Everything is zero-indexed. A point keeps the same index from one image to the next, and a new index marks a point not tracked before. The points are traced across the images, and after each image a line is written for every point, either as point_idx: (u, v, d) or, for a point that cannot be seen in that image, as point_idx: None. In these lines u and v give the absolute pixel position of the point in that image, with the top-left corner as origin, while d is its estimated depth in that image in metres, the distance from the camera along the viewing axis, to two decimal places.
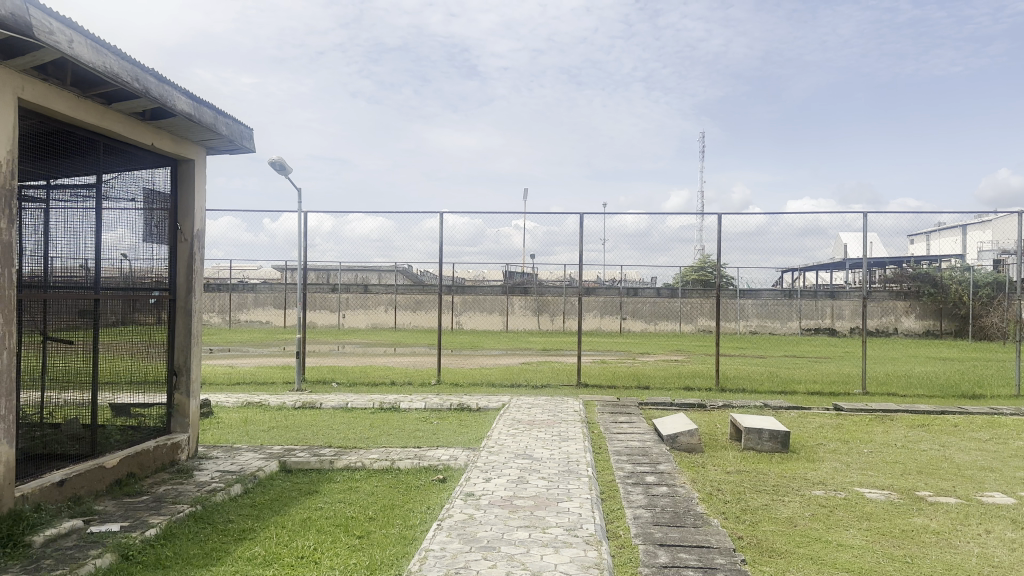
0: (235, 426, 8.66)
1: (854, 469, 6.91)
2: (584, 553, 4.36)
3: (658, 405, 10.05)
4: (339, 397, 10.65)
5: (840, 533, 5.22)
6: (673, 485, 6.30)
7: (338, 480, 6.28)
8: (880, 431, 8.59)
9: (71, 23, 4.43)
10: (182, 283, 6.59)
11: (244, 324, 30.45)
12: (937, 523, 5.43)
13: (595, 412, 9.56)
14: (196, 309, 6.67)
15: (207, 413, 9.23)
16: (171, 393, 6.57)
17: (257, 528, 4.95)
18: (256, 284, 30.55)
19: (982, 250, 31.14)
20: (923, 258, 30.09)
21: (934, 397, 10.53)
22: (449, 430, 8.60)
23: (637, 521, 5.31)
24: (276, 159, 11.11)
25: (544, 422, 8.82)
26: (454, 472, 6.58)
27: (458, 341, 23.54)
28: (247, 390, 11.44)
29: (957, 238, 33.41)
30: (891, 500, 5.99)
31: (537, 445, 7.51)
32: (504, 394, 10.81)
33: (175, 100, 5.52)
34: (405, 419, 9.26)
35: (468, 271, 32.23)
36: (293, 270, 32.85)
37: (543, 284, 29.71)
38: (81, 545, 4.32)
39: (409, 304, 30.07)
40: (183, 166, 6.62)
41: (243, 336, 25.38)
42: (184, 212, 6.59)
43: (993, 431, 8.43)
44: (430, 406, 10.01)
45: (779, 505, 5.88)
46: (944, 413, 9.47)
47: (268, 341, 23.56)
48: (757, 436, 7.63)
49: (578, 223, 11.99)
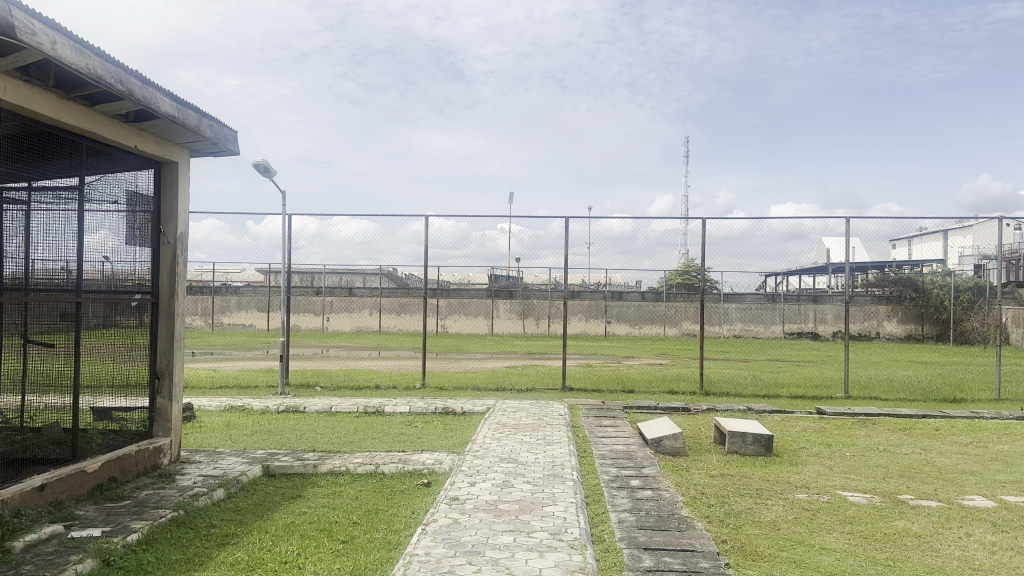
0: (219, 430, 8.60)
1: (836, 473, 6.97)
2: (569, 557, 4.36)
3: (643, 408, 10.08)
4: (324, 401, 10.59)
5: (822, 536, 5.26)
6: (657, 488, 6.32)
7: (321, 484, 6.25)
8: (862, 435, 8.67)
9: (54, 23, 4.39)
10: (165, 287, 6.56)
11: (227, 327, 30.23)
12: (918, 526, 5.48)
13: (580, 416, 9.57)
14: (179, 313, 6.63)
15: (190, 417, 9.15)
16: (153, 396, 6.51)
17: (240, 532, 4.91)
18: (239, 287, 30.37)
19: (964, 254, 31.49)
20: (905, 262, 30.38)
21: (916, 401, 10.63)
22: (434, 434, 8.58)
23: (622, 525, 5.32)
24: (260, 162, 11.05)
25: (529, 425, 8.83)
26: (439, 476, 6.56)
27: (444, 345, 23.50)
28: (229, 394, 11.35)
29: (939, 243, 33.75)
30: (873, 504, 6.04)
31: (522, 449, 7.50)
32: (490, 398, 10.79)
33: (159, 102, 5.49)
34: (390, 423, 9.22)
35: (454, 275, 32.21)
36: (277, 272, 32.67)
37: (528, 287, 29.71)
38: (61, 550, 4.27)
39: (394, 307, 29.99)
40: (166, 168, 6.58)
41: (226, 339, 25.20)
42: (167, 215, 6.56)
43: (974, 435, 8.52)
44: (415, 410, 9.98)
45: (762, 509, 5.92)
46: (925, 417, 9.57)
47: (252, 345, 23.41)
48: (741, 439, 7.66)
49: (565, 227, 12.03)
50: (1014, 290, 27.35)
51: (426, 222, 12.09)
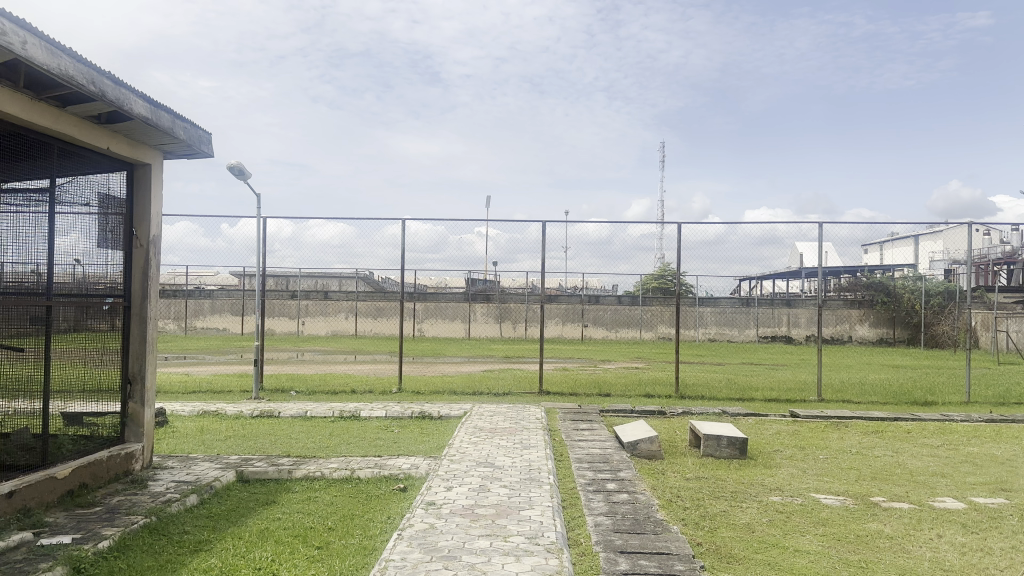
0: (192, 435, 8.48)
1: (810, 475, 7.05)
2: (546, 561, 4.36)
3: (620, 412, 10.12)
4: (299, 405, 10.50)
5: (797, 538, 5.32)
6: (634, 491, 6.34)
7: (296, 490, 6.19)
8: (835, 437, 8.78)
9: (24, 23, 4.32)
10: (138, 290, 6.46)
11: (201, 331, 29.87)
12: (891, 528, 5.56)
13: (556, 420, 9.59)
14: (152, 316, 6.54)
15: (162, 422, 9.02)
16: (125, 401, 6.42)
17: (214, 539, 4.85)
18: (213, 290, 30.03)
19: (934, 259, 32.04)
20: (877, 267, 30.86)
21: (888, 404, 10.79)
22: (410, 439, 8.54)
23: (598, 529, 5.33)
24: (235, 163, 10.95)
25: (506, 429, 8.83)
26: (416, 481, 6.53)
27: (420, 349, 23.42)
28: (203, 399, 11.20)
29: (910, 248, 34.34)
30: (846, 506, 6.11)
31: (499, 454, 7.50)
32: (466, 402, 10.76)
33: (132, 103, 5.42)
34: (366, 428, 9.17)
35: (431, 279, 32.13)
36: (252, 276, 32.36)
37: (505, 291, 29.72)
38: (30, 558, 4.18)
39: (370, 311, 29.84)
40: (139, 170, 6.49)
41: (199, 343, 24.89)
42: (140, 217, 6.47)
43: (945, 438, 8.66)
44: (391, 414, 9.93)
45: (737, 512, 5.96)
46: (897, 419, 9.71)
47: (225, 348, 23.16)
48: (716, 442, 7.71)
49: (542, 230, 12.07)
50: (982, 294, 27.90)
51: (403, 225, 12.06)
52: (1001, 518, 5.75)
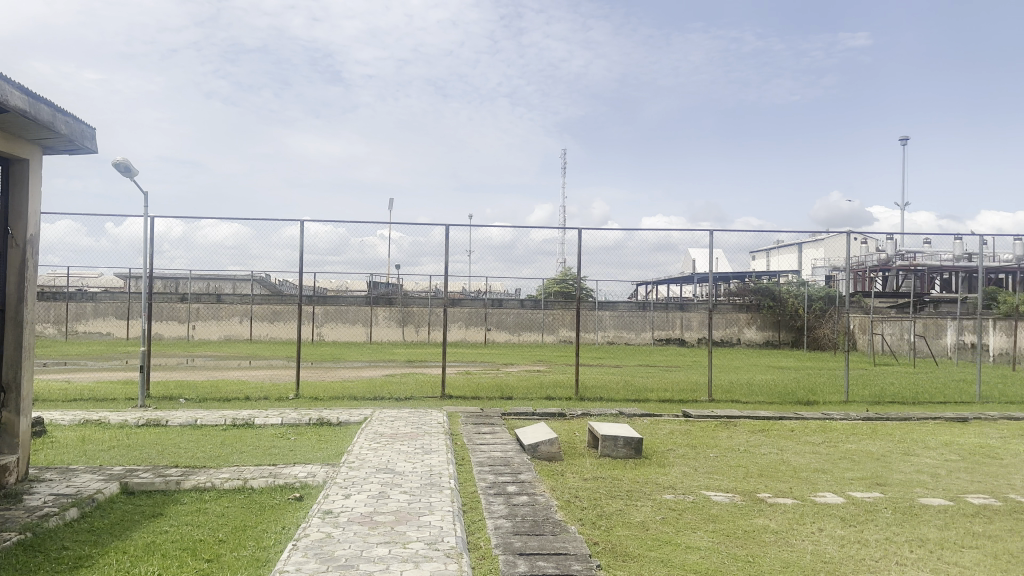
0: (71, 446, 7.98)
1: (700, 473, 7.34)
2: (445, 566, 4.35)
3: (521, 414, 10.21)
4: (189, 413, 10.07)
5: (688, 535, 5.52)
6: (534, 493, 6.42)
7: (185, 501, 5.92)
8: (724, 436, 9.18)
9: None
10: (13, 292, 6.03)
11: (81, 336, 28.22)
12: (775, 522, 5.86)
13: (458, 424, 9.58)
14: (27, 320, 6.11)
15: (38, 432, 8.47)
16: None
17: (95, 554, 4.59)
18: (95, 293, 28.42)
19: (816, 266, 34.03)
20: (765, 273, 32.50)
21: (773, 403, 11.37)
22: (307, 446, 8.33)
23: (498, 532, 5.37)
24: (121, 161, 10.40)
25: (407, 434, 8.74)
26: (313, 488, 6.39)
27: (318, 353, 22.94)
28: (84, 407, 10.57)
29: (794, 255, 36.34)
30: (734, 502, 6.40)
31: (399, 460, 7.42)
32: (367, 407, 10.60)
33: (8, 95, 5.06)
34: (260, 435, 8.88)
35: (331, 282, 31.49)
36: (138, 277, 30.83)
37: (408, 295, 29.49)
38: None
39: (266, 315, 28.99)
40: (16, 166, 6.07)
41: (79, 349, 23.50)
42: (16, 215, 6.05)
43: (825, 435, 9.19)
44: (288, 421, 9.66)
45: (632, 510, 6.14)
46: (781, 418, 10.24)
47: (108, 354, 21.97)
48: (613, 443, 7.91)
49: (444, 234, 12.06)
50: (858, 298, 29.88)
51: (302, 227, 11.79)
52: (874, 511, 6.16)
